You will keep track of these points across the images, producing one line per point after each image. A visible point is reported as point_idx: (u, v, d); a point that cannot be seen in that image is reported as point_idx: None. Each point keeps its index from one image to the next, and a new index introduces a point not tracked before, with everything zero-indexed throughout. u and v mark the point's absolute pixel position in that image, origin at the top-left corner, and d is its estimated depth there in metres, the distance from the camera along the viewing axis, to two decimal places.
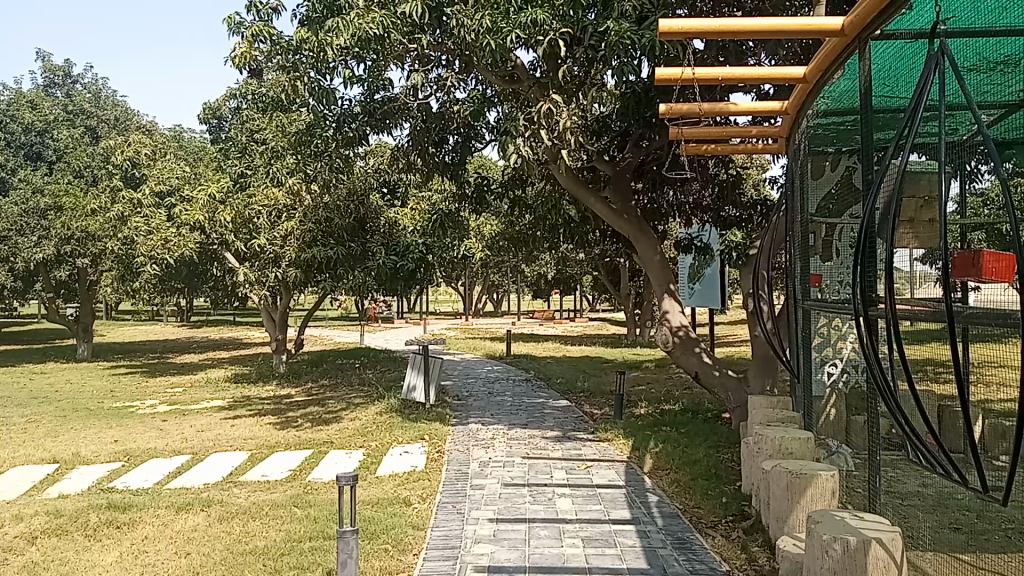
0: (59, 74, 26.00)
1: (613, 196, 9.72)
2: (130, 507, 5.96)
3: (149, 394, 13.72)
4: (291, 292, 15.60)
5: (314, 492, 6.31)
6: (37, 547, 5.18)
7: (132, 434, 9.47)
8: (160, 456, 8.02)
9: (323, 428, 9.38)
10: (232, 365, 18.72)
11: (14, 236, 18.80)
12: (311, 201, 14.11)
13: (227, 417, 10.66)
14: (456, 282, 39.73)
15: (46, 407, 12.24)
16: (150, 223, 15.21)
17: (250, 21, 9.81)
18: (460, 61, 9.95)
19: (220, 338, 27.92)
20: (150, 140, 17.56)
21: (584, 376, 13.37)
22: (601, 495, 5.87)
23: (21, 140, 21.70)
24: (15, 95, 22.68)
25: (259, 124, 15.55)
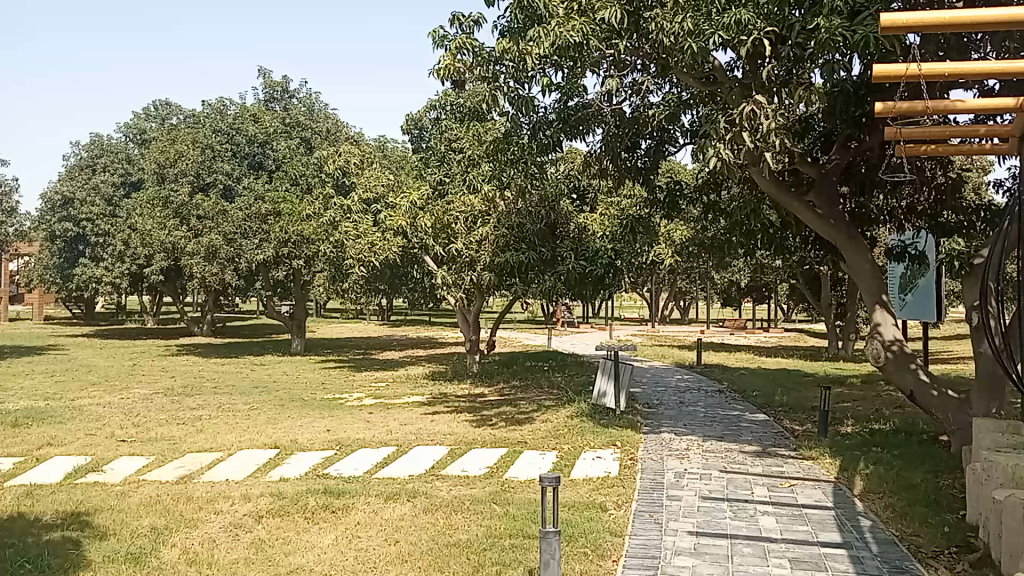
0: (278, 89, 26.84)
1: (818, 201, 9.22)
2: (344, 493, 6.35)
3: (355, 388, 14.59)
4: (485, 296, 16.08)
5: (512, 491, 6.43)
6: (264, 525, 5.64)
7: (342, 424, 10.10)
8: (368, 447, 8.49)
9: (517, 428, 9.58)
10: (429, 363, 19.57)
11: (239, 239, 20.76)
12: (504, 207, 14.47)
13: (427, 413, 11.12)
14: (641, 287, 39.44)
15: (265, 396, 13.32)
16: (358, 228, 16.19)
17: (454, 35, 10.18)
18: (656, 65, 9.75)
19: (418, 337, 29.28)
20: (358, 150, 18.57)
21: (782, 390, 12.79)
22: (808, 516, 5.58)
23: (245, 151, 23.29)
24: (240, 109, 24.09)
25: (457, 134, 16.16)
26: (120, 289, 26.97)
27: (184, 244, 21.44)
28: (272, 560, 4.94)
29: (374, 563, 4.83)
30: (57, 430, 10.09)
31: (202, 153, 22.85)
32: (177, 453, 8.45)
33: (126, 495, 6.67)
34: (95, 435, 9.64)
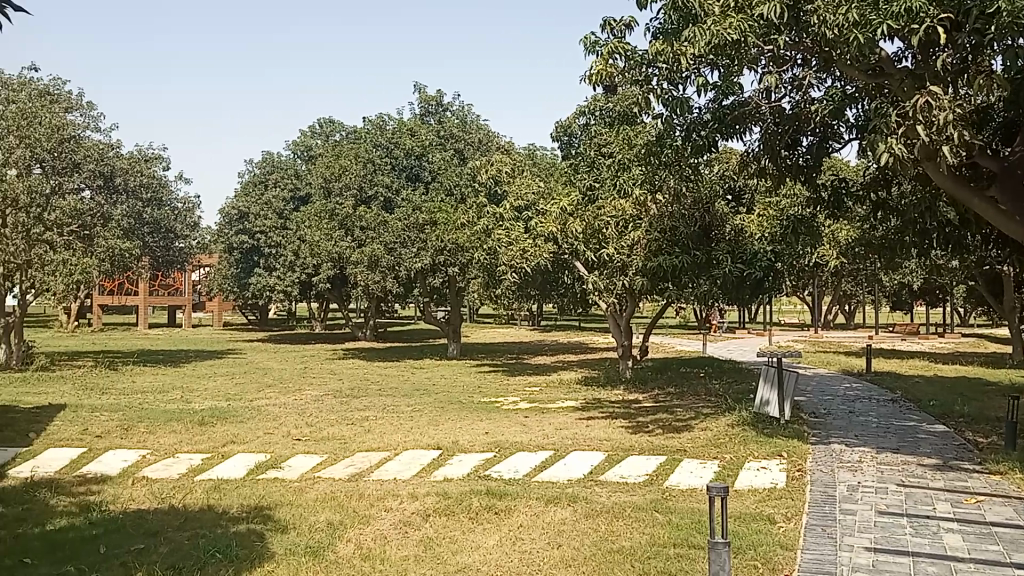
0: (433, 103, 26.51)
1: (1002, 195, 8.56)
2: (506, 496, 6.46)
3: (510, 392, 14.83)
4: (637, 301, 15.95)
5: (673, 499, 6.34)
6: (431, 524, 5.82)
7: (500, 428, 10.28)
8: (526, 451, 8.60)
9: (675, 435, 9.43)
10: (582, 369, 19.59)
11: (398, 248, 21.65)
12: (657, 211, 14.23)
13: (583, 418, 11.14)
14: (801, 290, 37.86)
15: (425, 399, 13.78)
16: (511, 235, 16.48)
17: (606, 40, 10.15)
18: (818, 59, 9.30)
19: (570, 343, 29.40)
20: (510, 159, 18.87)
21: (962, 399, 11.92)
22: (999, 536, 5.17)
23: (403, 163, 24.08)
24: (398, 124, 25.06)
25: (608, 139, 16.20)
26: (290, 297, 28.64)
27: (347, 254, 22.50)
28: (440, 558, 5.10)
29: (538, 566, 4.89)
30: (239, 428, 10.84)
31: (363, 167, 23.87)
32: (347, 452, 8.88)
33: (303, 490, 7.08)
34: (272, 434, 10.28)
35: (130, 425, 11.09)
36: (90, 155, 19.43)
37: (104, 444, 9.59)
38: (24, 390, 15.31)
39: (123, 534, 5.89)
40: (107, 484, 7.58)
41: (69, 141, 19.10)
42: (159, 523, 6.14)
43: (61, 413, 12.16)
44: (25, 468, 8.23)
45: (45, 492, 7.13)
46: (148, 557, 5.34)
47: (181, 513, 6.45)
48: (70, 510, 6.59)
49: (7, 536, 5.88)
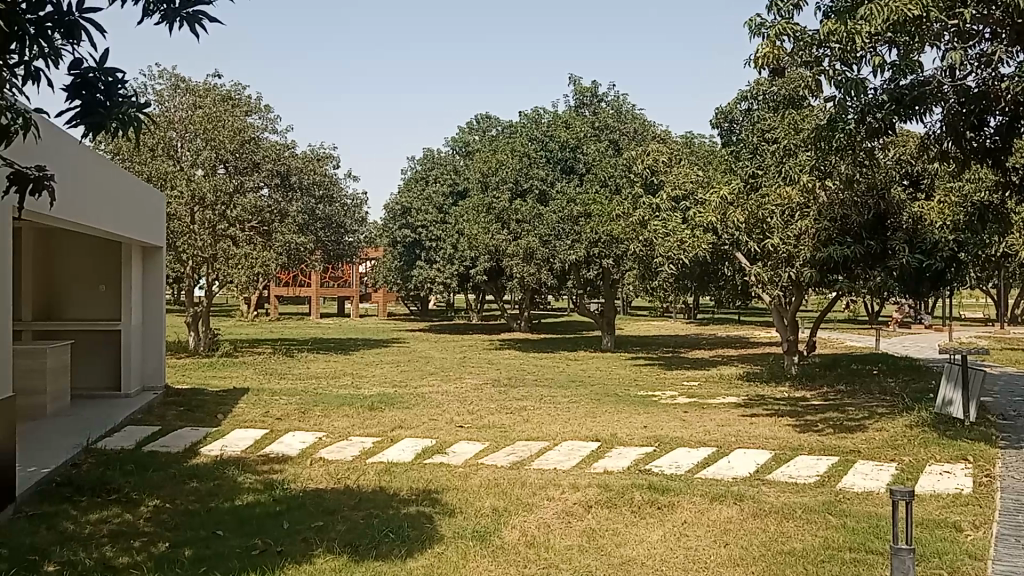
0: (587, 94, 26.33)
1: None
2: (669, 491, 6.39)
3: (669, 386, 14.61)
4: (804, 293, 15.34)
5: (847, 502, 6.04)
6: (593, 515, 5.84)
7: (660, 422, 10.15)
8: (687, 446, 8.45)
9: (846, 435, 8.98)
10: (743, 364, 19.01)
11: (553, 240, 21.84)
12: (826, 198, 13.39)
13: (745, 415, 10.81)
14: (986, 283, 34.93)
15: (582, 390, 13.82)
16: (667, 226, 16.25)
17: (772, 21, 9.68)
18: (1011, 32, 8.54)
19: (729, 336, 28.62)
20: (667, 148, 18.54)
21: None
22: None
23: (558, 155, 24.09)
24: (553, 117, 25.04)
25: (772, 125, 15.69)
26: (449, 289, 29.47)
27: (505, 247, 22.85)
28: (604, 549, 5.11)
29: (705, 563, 4.81)
30: (405, 414, 11.28)
31: (519, 160, 24.06)
32: (508, 440, 9.05)
33: (467, 476, 7.28)
34: (436, 421, 10.63)
35: (307, 409, 11.79)
36: (268, 155, 20.40)
37: (284, 427, 10.25)
38: (212, 375, 16.59)
39: (303, 511, 6.27)
40: (288, 463, 8.09)
41: (250, 142, 19.98)
42: (336, 503, 6.49)
43: (245, 396, 13.09)
44: (215, 446, 8.94)
45: (234, 470, 7.70)
46: (326, 534, 5.67)
47: (355, 493, 6.79)
48: (256, 487, 7.09)
49: (203, 508, 6.41)
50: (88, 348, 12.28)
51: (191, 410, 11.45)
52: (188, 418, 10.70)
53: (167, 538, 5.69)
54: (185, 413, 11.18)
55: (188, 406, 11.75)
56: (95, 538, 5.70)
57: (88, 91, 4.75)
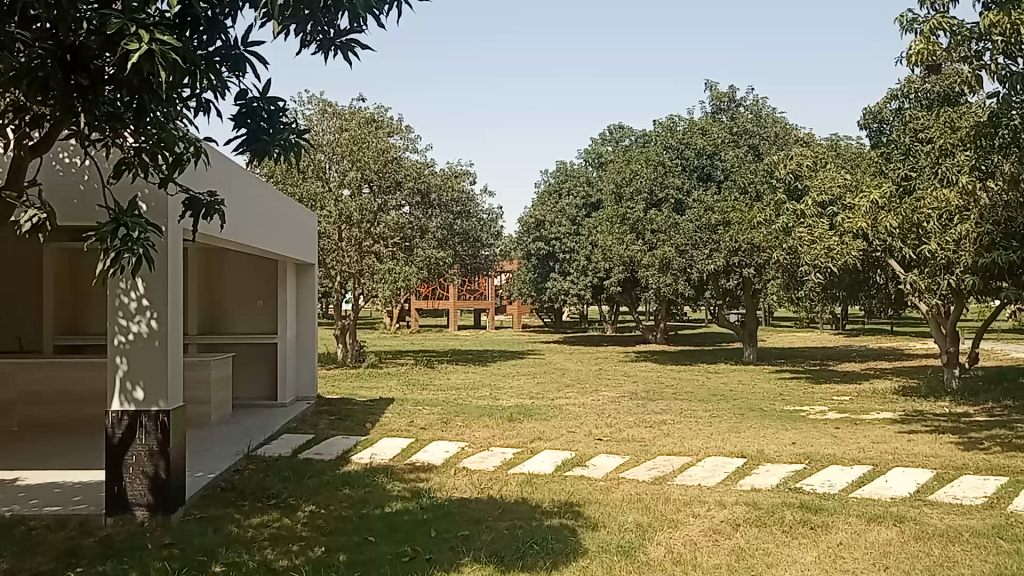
0: (725, 99, 25.81)
1: None
2: (822, 510, 6.12)
3: (817, 400, 14.00)
4: (965, 302, 14.41)
5: (1022, 527, 5.59)
6: (742, 534, 5.67)
7: (809, 439, 9.73)
8: (840, 464, 8.06)
9: (1018, 455, 8.32)
10: (897, 377, 17.97)
11: (691, 250, 21.42)
12: (988, 200, 12.21)
13: (902, 432, 10.21)
14: None
15: (724, 404, 13.47)
16: (813, 233, 15.69)
17: (926, 16, 9.13)
18: None
19: (881, 348, 27.12)
20: (810, 152, 17.86)
21: None
22: None
23: (695, 164, 23.63)
24: (689, 124, 24.63)
25: (924, 124, 14.69)
26: (585, 300, 29.43)
27: (640, 258, 22.60)
28: (754, 569, 4.95)
29: None
30: (544, 426, 11.35)
31: (654, 170, 23.73)
32: (650, 454, 8.93)
33: (609, 490, 7.23)
34: (576, 433, 10.63)
35: (449, 419, 12.06)
36: (410, 175, 20.81)
37: (428, 436, 10.53)
38: (359, 385, 17.27)
39: (448, 520, 6.42)
40: (433, 473, 8.31)
41: (391, 162, 20.51)
42: (480, 513, 6.60)
43: (390, 406, 13.55)
44: (365, 454, 9.29)
45: (383, 478, 7.98)
46: (471, 544, 5.76)
47: (499, 504, 6.88)
48: (404, 495, 7.32)
49: (355, 515, 6.67)
50: (250, 360, 13.05)
51: (341, 419, 11.95)
52: (339, 427, 11.18)
53: (323, 543, 5.95)
54: (336, 422, 11.68)
55: (338, 415, 12.28)
56: (258, 541, 6.03)
57: (252, 119, 5.07)
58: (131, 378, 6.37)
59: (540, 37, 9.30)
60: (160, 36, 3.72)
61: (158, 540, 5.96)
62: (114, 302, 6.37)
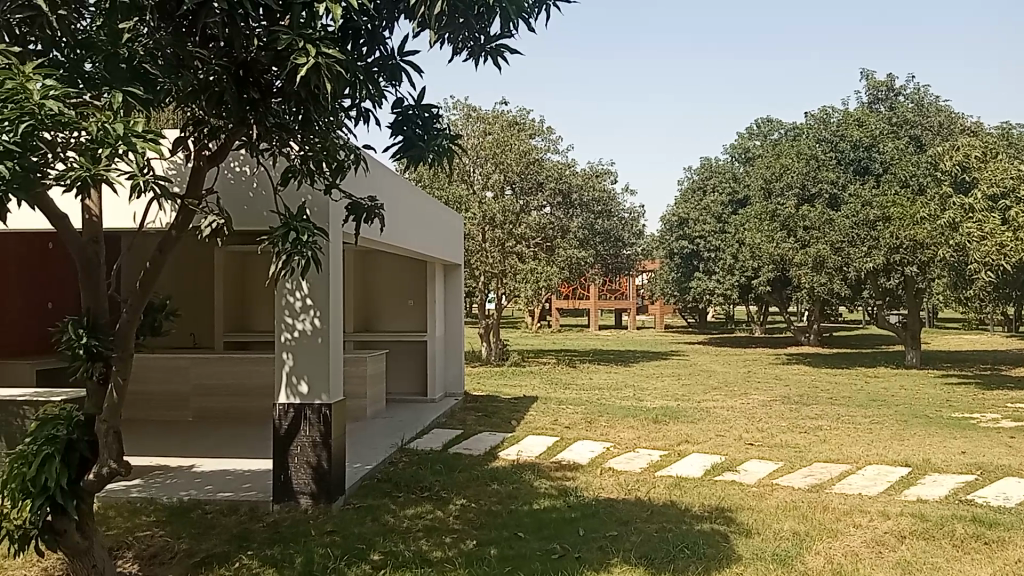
0: (883, 88, 24.50)
1: None
2: (997, 525, 5.72)
3: (988, 408, 13.03)
4: None
5: None
6: (908, 547, 5.40)
7: (981, 448, 9.08)
8: (1017, 476, 7.48)
9: None
10: None
11: (847, 247, 20.48)
12: None
13: None
14: None
15: (884, 410, 12.78)
16: (984, 228, 14.63)
17: None
18: None
19: None
20: (980, 142, 16.62)
21: None
22: None
23: (851, 157, 22.57)
24: (843, 116, 23.62)
25: None
26: (731, 300, 28.65)
27: (790, 256, 21.77)
28: None
29: None
30: (691, 428, 11.14)
31: (805, 165, 22.79)
32: (804, 460, 8.61)
33: (763, 496, 7.02)
34: (724, 436, 10.38)
35: (593, 419, 12.05)
36: (551, 175, 21.35)
37: (573, 436, 10.56)
38: (504, 383, 17.56)
39: (596, 519, 6.43)
40: (579, 471, 8.34)
41: (533, 163, 20.95)
42: (628, 514, 6.57)
43: (535, 404, 13.69)
44: (512, 451, 9.44)
45: (531, 475, 8.08)
46: (621, 544, 5.75)
47: (647, 506, 6.82)
48: (551, 493, 7.38)
49: (505, 510, 6.78)
50: (402, 357, 13.53)
51: (488, 415, 12.19)
52: (486, 424, 11.41)
53: (474, 537, 6.10)
54: (483, 418, 11.92)
55: (485, 412, 12.53)
56: (412, 532, 6.25)
57: (409, 127, 5.28)
58: (296, 373, 6.75)
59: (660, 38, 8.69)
60: (325, 50, 3.91)
61: (320, 527, 6.28)
62: (281, 301, 6.78)
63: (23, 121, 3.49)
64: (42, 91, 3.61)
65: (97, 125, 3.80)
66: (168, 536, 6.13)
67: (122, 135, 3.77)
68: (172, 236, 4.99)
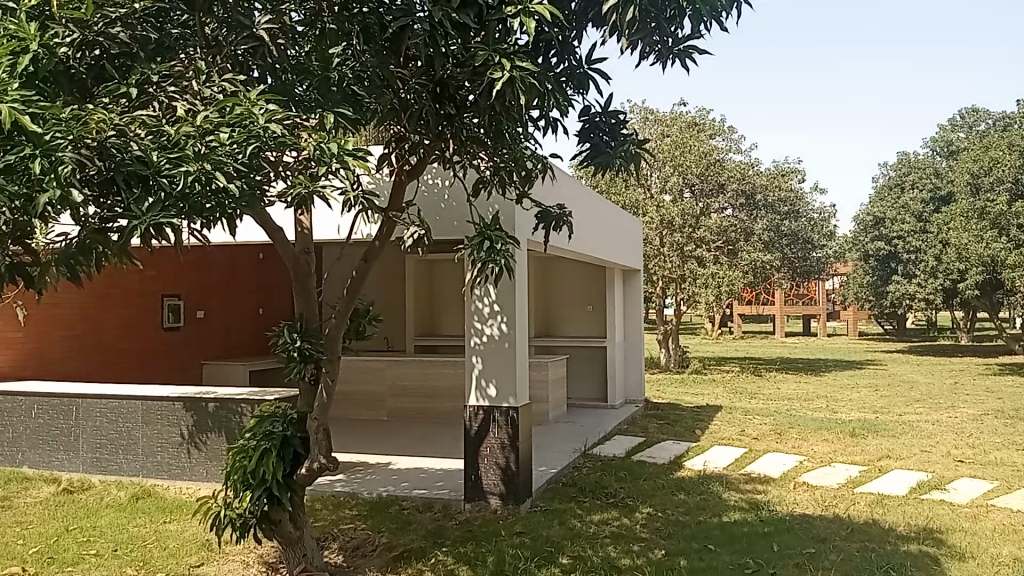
0: None
1: None
2: None
3: None
4: None
5: None
6: None
7: None
8: None
9: None
10: None
11: None
12: None
13: None
14: None
15: None
16: None
17: None
18: None
19: None
20: None
21: None
22: None
23: None
24: None
25: None
26: (933, 306, 26.49)
27: (1003, 257, 19.89)
28: None
29: None
30: (892, 443, 10.44)
31: (1019, 156, 20.69)
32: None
33: (977, 518, 6.48)
34: (930, 453, 9.63)
35: (784, 430, 11.57)
36: (733, 175, 20.80)
37: (762, 447, 10.20)
38: (686, 391, 17.21)
39: (791, 534, 6.17)
40: (771, 485, 8.03)
41: (715, 164, 20.49)
42: (825, 531, 6.25)
43: (720, 414, 13.32)
44: (698, 462, 9.24)
45: (719, 486, 7.88)
46: (818, 562, 5.50)
47: (847, 523, 6.47)
48: (742, 506, 7.16)
49: (693, 521, 6.66)
50: (584, 364, 13.59)
51: (671, 424, 12.00)
52: (670, 432, 11.23)
53: (662, 546, 6.03)
54: (666, 426, 11.75)
55: (668, 420, 12.33)
56: (600, 538, 6.27)
57: (596, 134, 5.36)
58: (485, 377, 6.95)
59: (854, 35, 8.24)
60: (519, 64, 4.04)
61: (510, 528, 6.42)
62: (471, 307, 7.03)
63: (250, 143, 3.85)
64: (266, 116, 3.97)
65: (312, 144, 4.12)
66: (369, 530, 6.50)
67: (336, 153, 4.06)
68: (375, 247, 5.30)
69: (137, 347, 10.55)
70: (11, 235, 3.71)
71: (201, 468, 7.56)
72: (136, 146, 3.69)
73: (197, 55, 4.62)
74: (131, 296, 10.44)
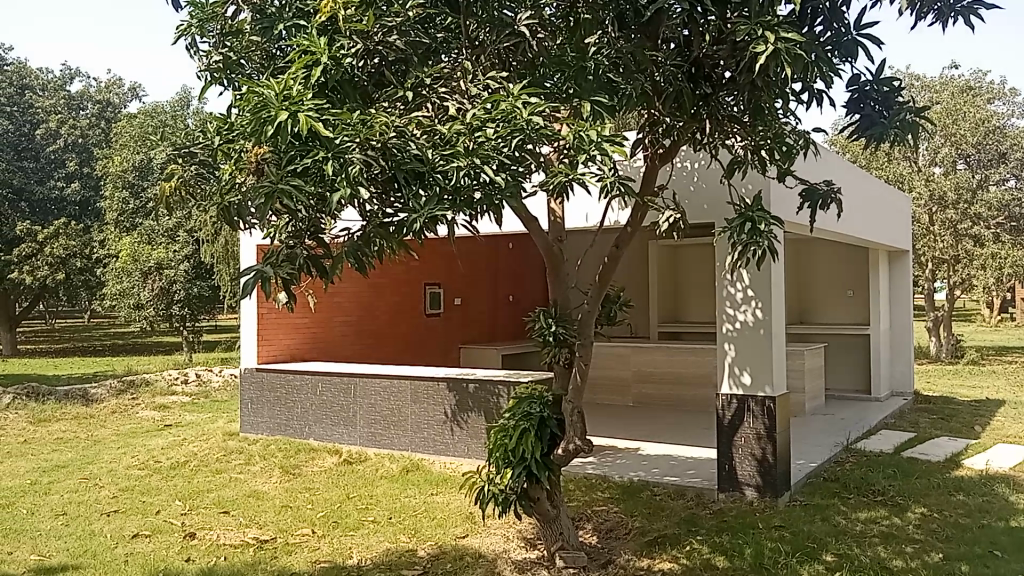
0: None
1: None
2: None
3: None
4: None
5: None
6: None
7: None
8: None
9: None
10: None
11: None
12: None
13: None
14: None
15: None
16: None
17: None
18: None
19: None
20: None
21: None
22: None
23: None
24: None
25: None
26: None
27: None
28: None
29: None
30: None
31: None
32: None
33: None
34: None
35: None
36: (1017, 143, 18.49)
37: None
38: (962, 383, 15.63)
39: None
40: None
41: (995, 131, 18.39)
42: None
43: (1004, 408, 11.96)
44: (980, 460, 8.39)
45: (1005, 488, 7.10)
46: None
47: None
48: None
49: (975, 524, 6.06)
50: (841, 352, 12.82)
51: (945, 418, 10.98)
52: (943, 427, 10.27)
53: (939, 549, 5.56)
54: (939, 421, 10.77)
55: (942, 414, 11.28)
56: (867, 537, 5.89)
57: (867, 104, 5.00)
58: (739, 364, 6.77)
59: None
60: (785, 35, 3.87)
61: (767, 520, 6.22)
62: (723, 292, 6.88)
63: (514, 136, 4.04)
64: (529, 109, 4.13)
65: (572, 134, 4.22)
66: (622, 513, 6.58)
67: (595, 140, 4.14)
68: (628, 232, 5.34)
69: (405, 333, 11.42)
70: (305, 230, 4.20)
71: (462, 445, 8.03)
72: (413, 146, 4.00)
73: (463, 55, 4.88)
74: (400, 285, 11.30)
